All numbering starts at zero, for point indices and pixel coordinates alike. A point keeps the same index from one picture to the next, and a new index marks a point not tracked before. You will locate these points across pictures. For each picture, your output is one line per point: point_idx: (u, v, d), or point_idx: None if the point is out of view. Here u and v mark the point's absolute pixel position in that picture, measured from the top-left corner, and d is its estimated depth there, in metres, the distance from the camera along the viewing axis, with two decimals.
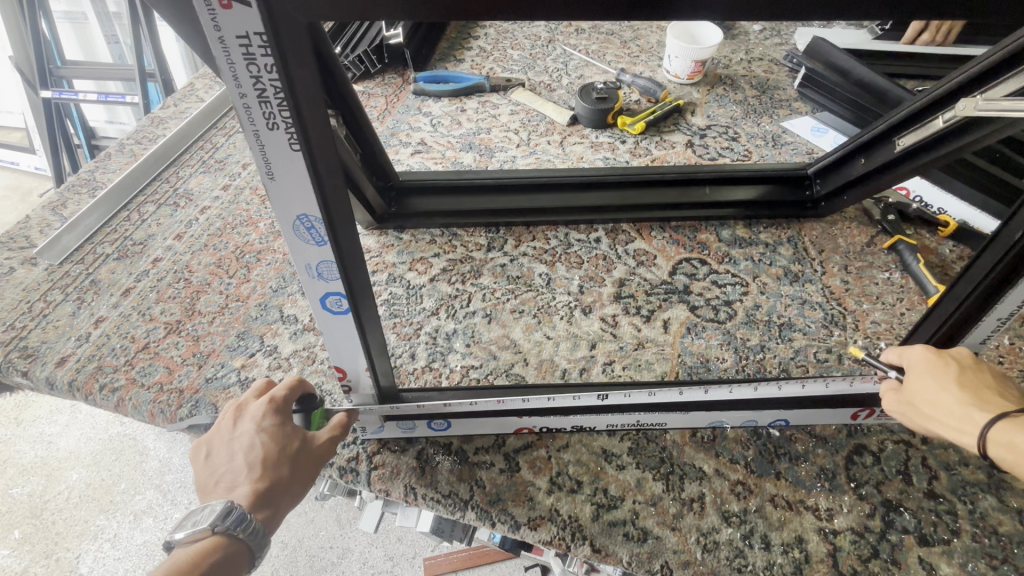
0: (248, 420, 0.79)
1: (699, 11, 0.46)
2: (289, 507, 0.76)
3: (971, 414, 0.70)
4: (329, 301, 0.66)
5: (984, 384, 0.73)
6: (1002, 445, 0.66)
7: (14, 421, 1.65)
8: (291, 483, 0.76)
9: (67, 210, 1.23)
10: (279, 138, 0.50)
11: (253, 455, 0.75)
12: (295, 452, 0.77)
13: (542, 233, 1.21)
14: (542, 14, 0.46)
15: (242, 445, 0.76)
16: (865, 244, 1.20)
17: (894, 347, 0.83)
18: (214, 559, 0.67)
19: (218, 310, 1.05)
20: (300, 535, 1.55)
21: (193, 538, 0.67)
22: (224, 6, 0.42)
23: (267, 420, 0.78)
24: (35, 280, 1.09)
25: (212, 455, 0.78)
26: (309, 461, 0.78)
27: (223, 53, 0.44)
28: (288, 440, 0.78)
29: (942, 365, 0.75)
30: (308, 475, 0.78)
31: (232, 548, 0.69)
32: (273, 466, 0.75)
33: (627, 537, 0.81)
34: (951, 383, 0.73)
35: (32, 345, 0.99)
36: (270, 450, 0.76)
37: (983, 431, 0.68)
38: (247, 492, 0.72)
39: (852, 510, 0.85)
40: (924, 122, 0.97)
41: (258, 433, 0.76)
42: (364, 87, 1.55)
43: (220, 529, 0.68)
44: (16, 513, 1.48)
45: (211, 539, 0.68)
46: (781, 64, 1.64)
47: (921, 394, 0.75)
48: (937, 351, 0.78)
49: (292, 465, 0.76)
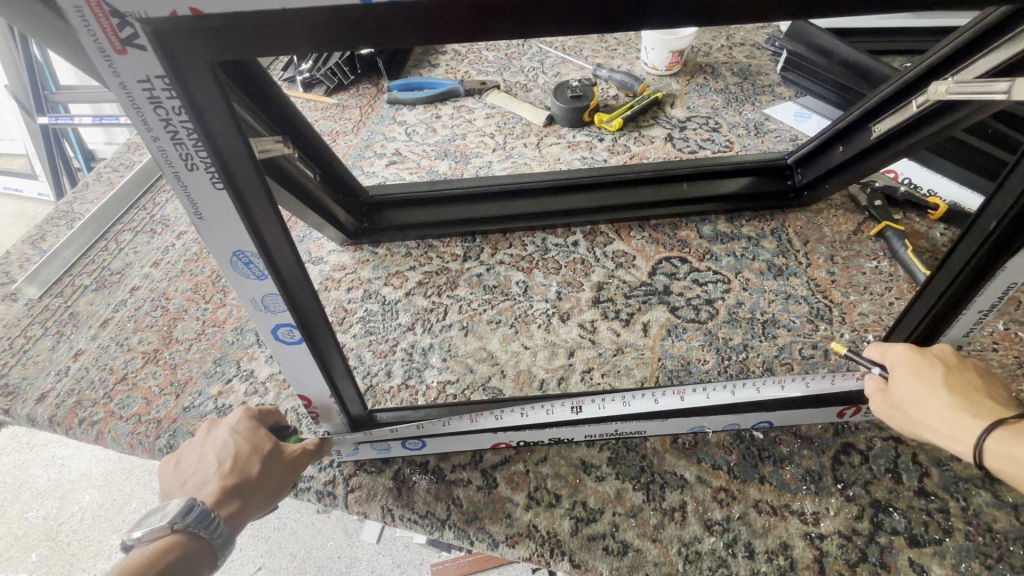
0: (223, 425, 0.81)
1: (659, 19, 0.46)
2: (257, 508, 0.75)
3: (964, 421, 0.67)
4: (281, 332, 0.65)
5: (974, 389, 0.70)
6: (999, 454, 0.62)
7: (27, 445, 1.55)
8: (262, 481, 0.76)
9: (47, 243, 1.25)
10: (200, 178, 0.49)
11: (225, 453, 0.77)
12: (268, 451, 0.78)
13: (519, 240, 1.19)
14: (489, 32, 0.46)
15: (215, 446, 0.78)
16: (852, 233, 1.16)
17: (877, 346, 0.80)
18: (171, 558, 0.67)
19: (195, 336, 1.05)
20: (308, 546, 1.42)
21: (152, 536, 0.67)
22: (119, 52, 0.41)
23: (243, 422, 0.80)
24: (16, 316, 1.10)
25: (183, 462, 0.79)
26: (282, 463, 0.78)
27: (129, 99, 0.44)
28: (260, 441, 0.79)
29: (927, 366, 0.73)
30: (279, 478, 0.77)
31: (192, 547, 0.69)
32: (242, 464, 0.76)
33: (606, 551, 0.80)
34: (939, 386, 0.70)
35: (12, 383, 1.00)
36: (241, 449, 0.77)
37: (979, 439, 0.64)
38: (215, 488, 0.73)
39: (839, 513, 0.82)
40: (898, 107, 0.93)
41: (233, 433, 0.79)
42: (338, 99, 1.54)
43: (181, 526, 0.68)
44: (32, 535, 1.41)
45: (171, 537, 0.68)
46: (763, 49, 1.60)
47: (910, 400, 0.72)
48: (919, 349, 0.75)
49: (264, 463, 0.77)
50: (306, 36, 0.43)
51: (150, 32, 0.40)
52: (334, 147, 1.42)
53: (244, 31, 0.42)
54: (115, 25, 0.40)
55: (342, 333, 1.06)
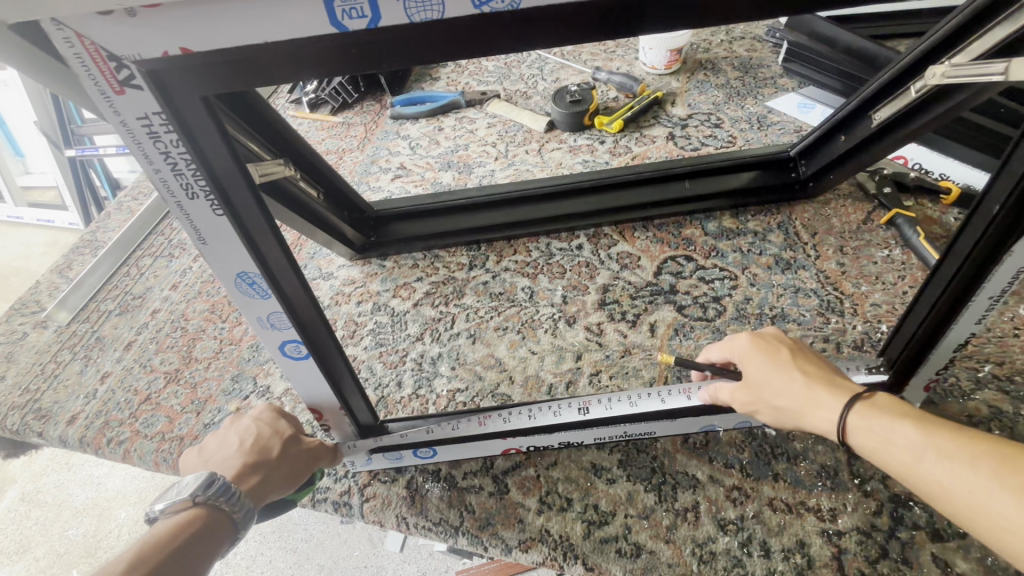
0: (246, 415, 0.84)
1: (644, 27, 0.47)
2: (277, 486, 0.76)
3: (821, 399, 0.63)
4: (288, 348, 0.68)
5: (818, 366, 0.68)
6: (862, 429, 0.59)
7: (66, 465, 1.59)
8: (282, 461, 0.78)
9: (73, 271, 1.30)
10: (201, 207, 0.52)
11: (247, 436, 0.80)
12: (289, 435, 0.81)
13: (523, 246, 1.20)
14: (487, 48, 0.47)
15: (238, 431, 0.81)
16: (861, 222, 1.15)
17: (714, 345, 0.78)
18: (193, 531, 0.67)
19: (213, 355, 1.08)
20: (335, 556, 1.42)
21: (174, 507, 0.68)
22: (118, 93, 0.44)
23: (265, 411, 0.84)
24: (47, 342, 1.16)
25: (205, 452, 0.81)
26: (302, 447, 0.81)
27: (130, 135, 0.47)
28: (281, 427, 0.82)
29: (774, 349, 0.70)
30: (297, 462, 0.80)
31: (212, 521, 0.69)
32: (263, 445, 0.78)
33: (619, 553, 0.80)
34: (793, 369, 0.67)
35: (45, 407, 1.05)
36: (262, 433, 0.80)
37: (840, 417, 0.61)
38: (236, 464, 0.75)
39: (857, 508, 0.81)
40: (898, 93, 0.92)
41: (255, 420, 0.82)
42: (343, 117, 1.58)
43: (202, 499, 0.69)
44: (73, 554, 1.45)
45: (191, 511, 0.68)
46: (763, 41, 1.59)
47: (769, 386, 0.68)
48: (761, 335, 0.73)
49: (284, 445, 0.80)
50: (298, 63, 0.45)
51: (145, 73, 0.43)
52: (341, 165, 1.45)
53: (230, 65, 0.45)
54: (113, 69, 0.43)
55: (354, 346, 1.08)
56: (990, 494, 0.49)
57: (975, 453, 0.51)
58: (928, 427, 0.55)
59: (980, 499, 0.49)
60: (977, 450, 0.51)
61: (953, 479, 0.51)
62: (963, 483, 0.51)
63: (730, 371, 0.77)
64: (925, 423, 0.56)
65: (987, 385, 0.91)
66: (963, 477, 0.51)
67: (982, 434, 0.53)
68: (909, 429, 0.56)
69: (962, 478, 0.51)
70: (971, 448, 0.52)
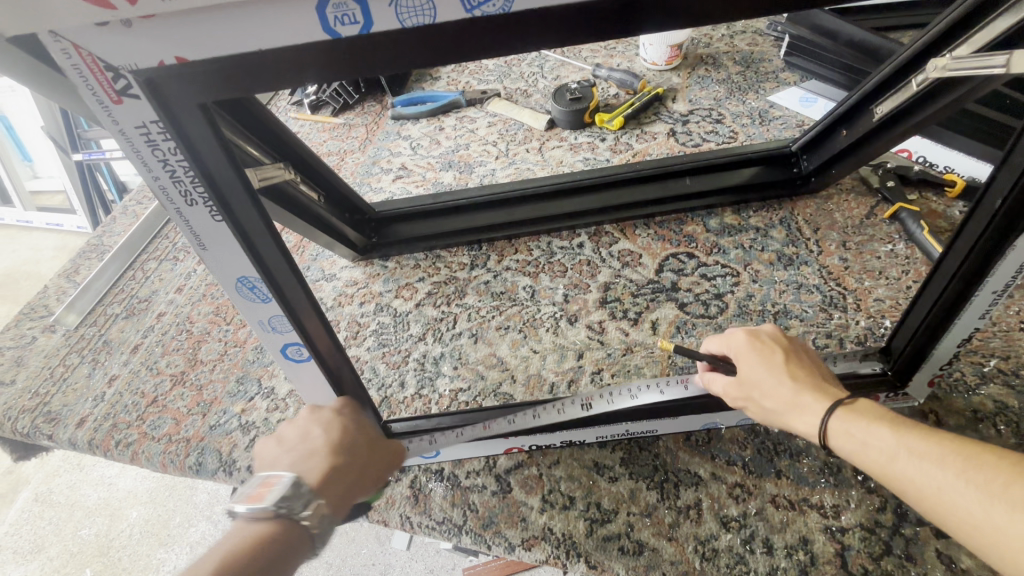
0: (326, 404, 0.75)
1: (637, 31, 0.47)
2: (358, 496, 0.68)
3: (807, 404, 0.63)
4: (290, 350, 0.68)
5: (811, 370, 0.68)
6: (840, 432, 0.59)
7: (78, 466, 1.62)
8: (364, 468, 0.69)
9: (80, 275, 1.32)
10: (200, 213, 0.53)
11: (330, 432, 0.70)
12: (372, 437, 0.72)
13: (525, 245, 1.20)
14: (478, 52, 0.47)
15: (318, 423, 0.71)
16: (864, 216, 1.14)
17: (716, 338, 0.78)
18: (271, 551, 0.58)
19: (218, 357, 1.10)
20: (343, 554, 1.44)
21: (254, 516, 0.60)
22: (116, 102, 0.45)
23: (346, 404, 0.74)
24: (56, 346, 1.17)
25: (281, 437, 0.71)
26: (382, 452, 0.73)
27: (128, 144, 0.47)
28: (363, 426, 0.73)
29: (768, 352, 0.69)
30: (378, 470, 0.71)
31: (292, 537, 0.60)
32: (347, 447, 0.69)
33: (622, 551, 0.80)
34: (783, 372, 0.66)
35: (54, 410, 1.06)
36: (346, 431, 0.71)
37: (821, 421, 0.61)
38: (322, 467, 0.66)
39: (860, 505, 0.80)
40: (899, 87, 0.91)
41: (336, 414, 0.72)
42: (345, 118, 1.58)
43: (283, 512, 0.61)
44: (86, 553, 1.47)
45: (271, 524, 0.60)
46: (765, 35, 1.58)
47: (760, 388, 0.68)
48: (758, 335, 0.72)
49: (366, 448, 0.71)
50: (293, 70, 0.46)
51: (142, 82, 0.44)
52: (343, 166, 1.46)
53: (225, 73, 0.45)
54: (111, 79, 0.43)
55: (357, 347, 1.09)
56: (958, 491, 0.49)
57: (944, 451, 0.52)
58: (902, 429, 0.56)
59: (949, 496, 0.49)
60: (946, 448, 0.52)
61: (923, 478, 0.52)
62: (934, 482, 0.51)
63: (726, 366, 0.77)
64: (898, 426, 0.56)
65: (993, 380, 0.90)
66: (933, 476, 0.51)
67: (953, 435, 0.53)
68: (883, 431, 0.56)
69: (933, 476, 0.51)
70: (941, 447, 0.52)
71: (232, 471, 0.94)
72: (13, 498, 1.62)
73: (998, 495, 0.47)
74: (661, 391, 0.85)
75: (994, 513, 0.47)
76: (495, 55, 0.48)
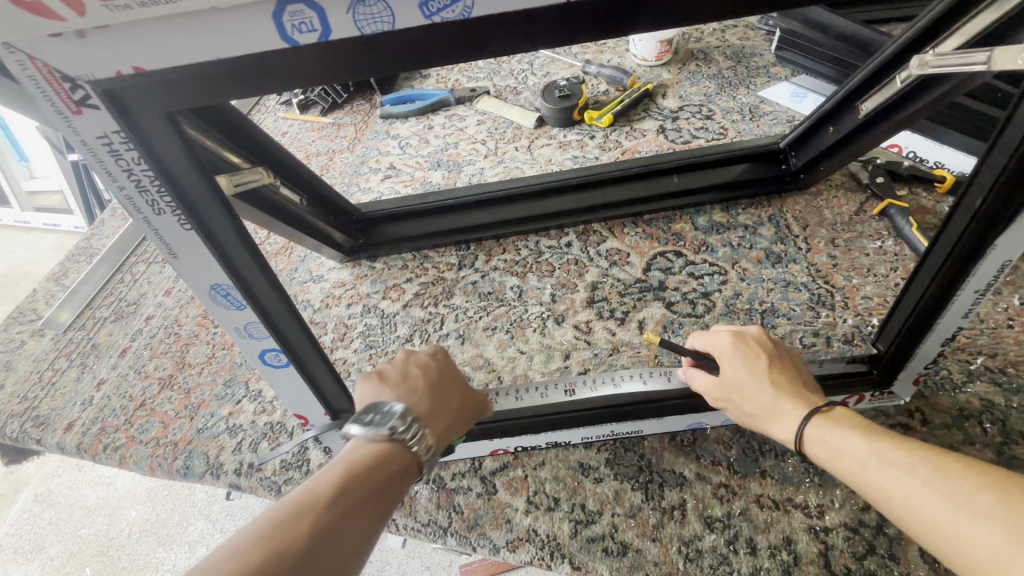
0: (421, 353, 0.80)
1: (600, 33, 0.47)
2: (451, 435, 0.73)
3: (785, 411, 0.64)
4: (268, 356, 0.68)
5: (792, 376, 0.67)
6: (815, 440, 0.60)
7: (77, 466, 1.62)
8: (457, 410, 0.75)
9: (69, 279, 1.32)
10: (169, 221, 0.52)
11: (428, 375, 0.75)
12: (463, 385, 0.78)
13: (513, 245, 1.20)
14: (441, 57, 0.47)
15: (416, 366, 0.76)
16: (854, 213, 1.13)
17: (700, 334, 0.77)
18: (387, 469, 0.60)
19: (206, 360, 1.10)
20: None
21: (370, 437, 0.62)
22: (76, 113, 0.44)
23: (440, 355, 0.80)
24: (44, 350, 1.17)
25: (380, 375, 0.74)
26: (470, 401, 0.78)
27: (91, 154, 0.47)
28: (456, 375, 0.79)
29: (752, 356, 0.69)
30: (467, 414, 0.77)
31: (403, 463, 0.62)
32: (444, 390, 0.75)
33: (606, 552, 0.80)
34: (763, 378, 0.67)
35: (43, 414, 1.07)
36: (443, 377, 0.76)
37: (798, 429, 0.61)
38: (426, 403, 0.70)
39: (844, 505, 0.80)
40: (883, 83, 0.90)
41: (432, 361, 0.78)
42: (333, 117, 1.57)
43: (398, 436, 0.63)
44: (86, 552, 1.48)
45: (387, 445, 0.62)
46: (756, 29, 1.56)
47: (741, 392, 0.68)
48: (742, 337, 0.72)
49: (460, 394, 0.76)
50: (254, 77, 0.45)
51: (100, 92, 0.43)
52: (331, 166, 1.45)
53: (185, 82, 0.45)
54: (68, 90, 0.43)
55: (344, 349, 1.09)
56: (924, 499, 0.49)
57: (913, 459, 0.51)
58: (874, 437, 0.56)
59: (915, 504, 0.49)
60: (916, 457, 0.51)
61: (893, 485, 0.51)
62: (902, 490, 0.50)
63: (709, 365, 0.77)
64: (872, 434, 0.56)
65: (980, 377, 0.90)
66: (902, 484, 0.51)
67: (924, 444, 0.53)
68: (857, 439, 0.56)
69: (901, 485, 0.51)
70: (911, 455, 0.52)
71: (219, 474, 0.94)
72: (15, 498, 1.63)
73: (962, 504, 0.46)
74: (644, 381, 0.88)
75: (957, 521, 0.46)
76: (458, 59, 0.47)
